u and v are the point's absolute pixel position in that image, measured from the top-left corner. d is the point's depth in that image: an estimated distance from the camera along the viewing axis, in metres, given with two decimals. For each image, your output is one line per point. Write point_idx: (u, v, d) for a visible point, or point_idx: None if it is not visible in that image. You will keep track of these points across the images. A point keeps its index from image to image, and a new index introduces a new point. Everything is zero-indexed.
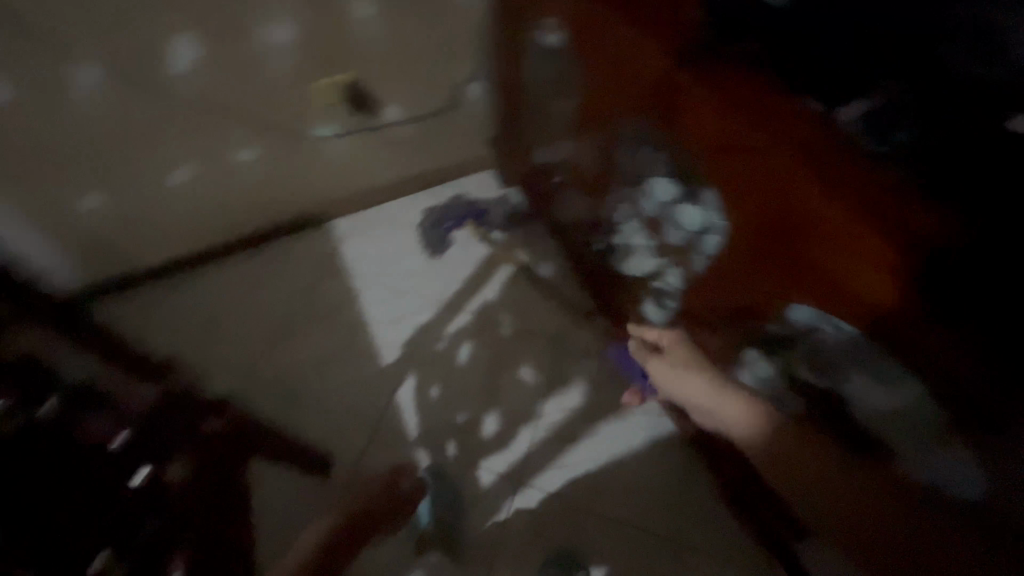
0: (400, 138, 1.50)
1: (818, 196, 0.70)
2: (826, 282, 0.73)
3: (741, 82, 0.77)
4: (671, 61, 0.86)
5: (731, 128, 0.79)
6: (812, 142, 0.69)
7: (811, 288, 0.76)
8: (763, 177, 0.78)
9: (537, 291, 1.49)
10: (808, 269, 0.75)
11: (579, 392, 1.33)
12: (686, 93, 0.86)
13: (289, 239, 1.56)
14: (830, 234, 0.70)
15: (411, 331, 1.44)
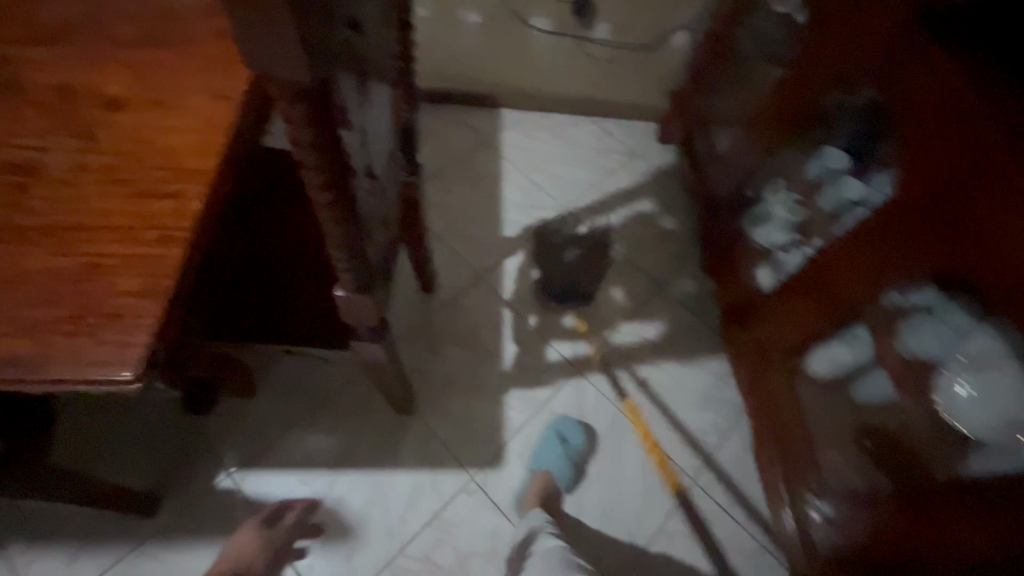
0: (606, 62, 1.64)
1: (993, 173, 0.68)
2: (979, 265, 0.70)
3: (953, 57, 0.75)
4: (884, 30, 0.85)
5: (920, 103, 0.79)
6: (1007, 124, 0.68)
7: (960, 270, 0.73)
8: (935, 154, 0.76)
9: (655, 238, 1.57)
10: (962, 250, 0.73)
11: (654, 329, 1.42)
12: (887, 64, 0.86)
13: (464, 108, 1.72)
14: (995, 216, 0.68)
15: (536, 220, 1.56)
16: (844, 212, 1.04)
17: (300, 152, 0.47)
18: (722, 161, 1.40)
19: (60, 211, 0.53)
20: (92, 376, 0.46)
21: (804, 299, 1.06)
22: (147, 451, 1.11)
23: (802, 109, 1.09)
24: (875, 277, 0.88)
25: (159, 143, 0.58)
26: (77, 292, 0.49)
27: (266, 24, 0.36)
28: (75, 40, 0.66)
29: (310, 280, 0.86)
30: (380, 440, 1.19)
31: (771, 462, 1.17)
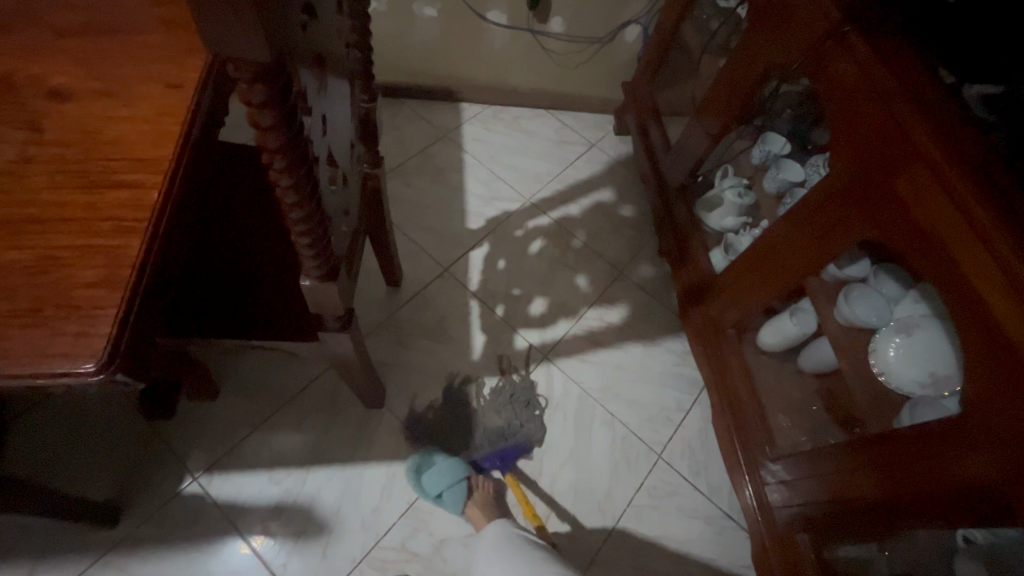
0: (562, 57, 1.68)
1: (912, 145, 0.74)
2: (904, 231, 0.77)
3: (879, 42, 0.82)
4: (817, 19, 0.91)
5: (852, 85, 0.85)
6: (926, 102, 0.74)
7: (889, 237, 0.80)
8: (864, 132, 0.82)
9: (615, 227, 1.63)
10: (888, 219, 0.79)
11: (617, 313, 1.48)
12: (820, 50, 0.92)
13: (424, 102, 1.72)
14: (914, 185, 0.74)
15: (499, 212, 1.58)
16: (787, 192, 1.13)
17: (261, 135, 0.47)
18: (674, 149, 1.46)
19: (7, 203, 0.51)
20: (52, 369, 0.45)
21: (753, 276, 1.12)
22: (105, 458, 1.07)
23: (743, 99, 1.15)
24: (816, 251, 0.94)
25: (110, 133, 0.57)
26: (30, 284, 0.48)
27: (221, 4, 0.35)
28: (15, 28, 0.64)
29: (273, 274, 0.85)
30: (352, 435, 1.19)
31: (730, 434, 1.24)
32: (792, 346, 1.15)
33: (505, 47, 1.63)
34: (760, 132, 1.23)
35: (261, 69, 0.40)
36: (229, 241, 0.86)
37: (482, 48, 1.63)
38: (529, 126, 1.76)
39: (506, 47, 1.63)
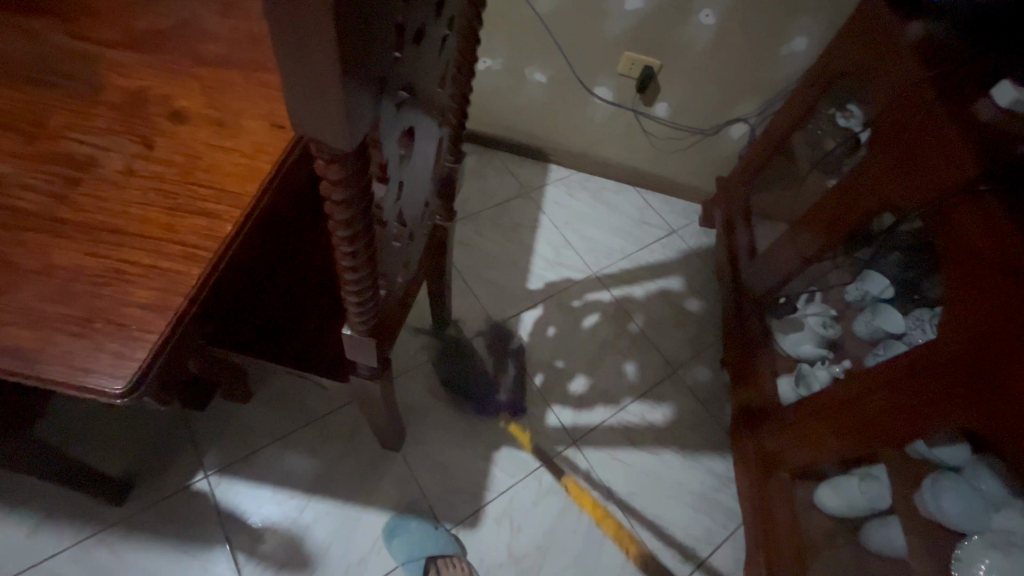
0: (661, 141, 1.66)
1: None
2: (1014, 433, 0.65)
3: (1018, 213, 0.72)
4: (950, 169, 0.83)
5: (977, 250, 0.75)
6: None
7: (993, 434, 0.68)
8: (984, 306, 0.72)
9: (679, 320, 1.54)
10: (995, 413, 0.68)
11: (661, 414, 1.37)
12: (948, 203, 0.83)
13: (514, 157, 1.76)
14: None
15: (561, 278, 1.54)
16: (881, 341, 1.02)
17: (331, 205, 0.46)
18: (760, 258, 1.37)
19: (98, 211, 0.55)
20: (83, 385, 0.47)
21: (822, 422, 0.99)
22: (134, 434, 1.11)
23: (848, 227, 1.06)
24: (906, 422, 0.81)
25: (208, 160, 0.61)
26: (93, 294, 0.50)
27: (322, 115, 0.35)
28: (159, 49, 0.70)
29: (323, 306, 0.85)
30: (361, 472, 1.16)
31: None
32: (856, 514, 0.99)
33: (605, 121, 1.64)
34: (860, 268, 1.12)
35: (350, 163, 0.41)
36: (291, 262, 0.87)
37: (582, 118, 1.65)
38: (612, 200, 1.74)
39: (606, 122, 1.64)
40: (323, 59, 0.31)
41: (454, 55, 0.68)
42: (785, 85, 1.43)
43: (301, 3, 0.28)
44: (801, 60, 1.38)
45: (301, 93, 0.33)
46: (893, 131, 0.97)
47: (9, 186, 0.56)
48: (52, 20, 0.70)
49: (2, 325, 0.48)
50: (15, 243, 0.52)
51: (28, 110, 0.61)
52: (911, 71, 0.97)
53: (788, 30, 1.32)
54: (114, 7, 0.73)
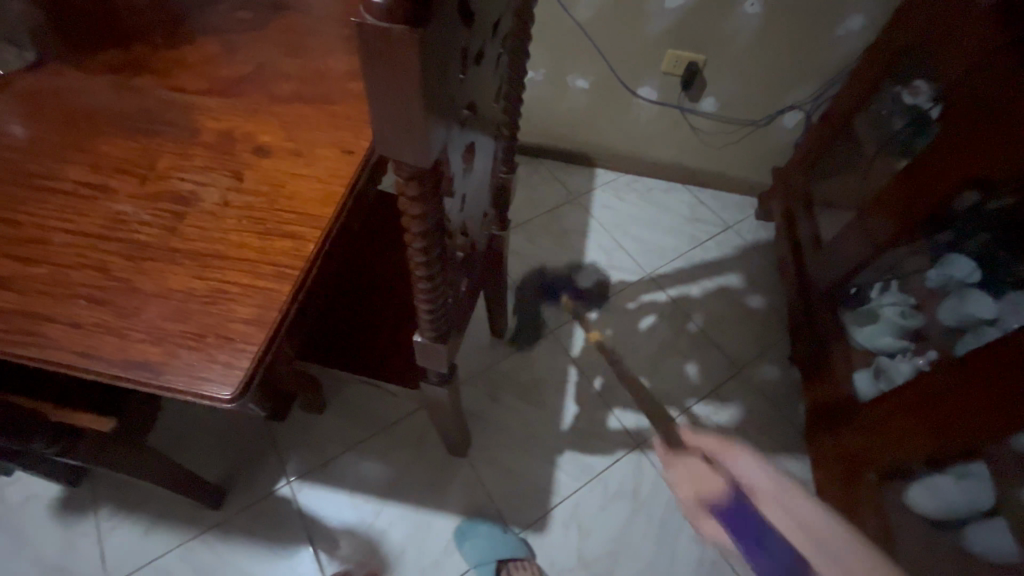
0: (710, 136, 1.63)
1: None
2: None
3: None
4: None
5: None
6: None
7: None
8: None
9: (741, 318, 1.49)
10: None
11: (728, 415, 1.33)
12: None
13: (560, 164, 1.78)
14: None
15: (615, 281, 1.54)
16: (971, 329, 0.93)
17: (407, 218, 0.50)
18: (826, 248, 1.31)
19: (202, 239, 0.62)
20: (200, 392, 0.53)
21: (910, 418, 0.93)
22: (225, 444, 1.21)
23: (925, 209, 1.00)
24: (1007, 412, 0.75)
25: (290, 187, 0.67)
26: (203, 312, 0.57)
27: (403, 137, 0.38)
28: (241, 92, 0.78)
29: (392, 317, 0.90)
30: (431, 477, 1.20)
31: None
32: (954, 517, 0.92)
33: (650, 121, 1.63)
34: (940, 253, 1.04)
35: (426, 179, 0.45)
36: (360, 277, 0.93)
37: (627, 121, 1.65)
38: (662, 199, 1.72)
39: (652, 121, 1.63)
40: (407, 88, 0.34)
41: (507, 71, 0.71)
42: (841, 67, 1.37)
43: (389, 38, 0.32)
44: (857, 40, 1.32)
45: (387, 119, 0.37)
46: (969, 104, 0.91)
47: (128, 223, 0.64)
48: (153, 75, 0.79)
49: (132, 342, 0.55)
50: (136, 271, 0.60)
51: (139, 156, 0.70)
52: (986, 38, 0.91)
53: (842, 10, 1.27)
54: (204, 59, 0.82)
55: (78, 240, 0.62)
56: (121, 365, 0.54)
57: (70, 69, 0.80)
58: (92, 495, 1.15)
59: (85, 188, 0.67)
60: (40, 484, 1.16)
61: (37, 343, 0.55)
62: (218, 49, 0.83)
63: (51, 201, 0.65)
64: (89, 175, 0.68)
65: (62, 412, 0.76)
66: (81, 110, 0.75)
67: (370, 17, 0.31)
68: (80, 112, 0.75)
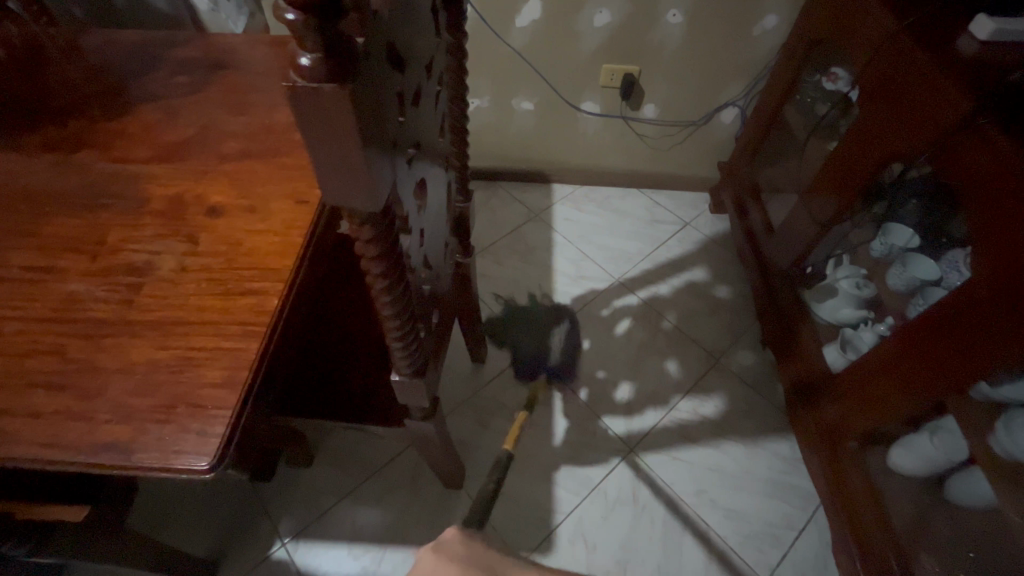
0: (655, 140, 1.69)
1: None
2: None
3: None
4: (946, 110, 0.84)
5: (994, 184, 0.75)
6: None
7: None
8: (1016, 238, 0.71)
9: (710, 310, 1.53)
10: None
11: (713, 405, 1.35)
12: (953, 144, 0.83)
13: (517, 185, 1.82)
14: None
15: (586, 290, 1.56)
16: (918, 291, 1.00)
17: (366, 262, 0.51)
18: (778, 233, 1.37)
19: (163, 308, 0.61)
20: (175, 466, 0.51)
21: (880, 383, 0.97)
22: (210, 514, 1.16)
23: (860, 184, 1.06)
24: (961, 366, 0.80)
25: (248, 244, 0.67)
26: (170, 383, 0.56)
27: (348, 185, 0.39)
28: (187, 156, 0.78)
29: (368, 358, 0.90)
30: (429, 516, 1.18)
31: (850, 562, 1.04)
32: (933, 471, 0.97)
33: (597, 133, 1.69)
34: (881, 221, 1.11)
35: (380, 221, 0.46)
36: (331, 324, 0.93)
37: (575, 135, 1.70)
38: (619, 206, 1.76)
39: (599, 133, 1.68)
40: (348, 142, 0.36)
41: (449, 106, 0.74)
42: (765, 62, 1.46)
43: (321, 97, 0.33)
44: (774, 36, 1.41)
45: (334, 171, 0.38)
46: (880, 85, 0.98)
47: (82, 301, 0.62)
48: (95, 149, 0.79)
49: (99, 424, 0.53)
50: (96, 349, 0.58)
51: (88, 233, 0.69)
52: (885, 24, 0.99)
53: (757, 10, 1.36)
54: (145, 127, 0.82)
55: (31, 326, 0.60)
56: (89, 451, 0.52)
57: (6, 153, 0.79)
58: None
59: (34, 272, 0.65)
60: None
61: None
62: (159, 116, 0.83)
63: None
64: (36, 258, 0.66)
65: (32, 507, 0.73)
66: (21, 193, 0.74)
67: (299, 79, 0.33)
68: (20, 195, 0.73)
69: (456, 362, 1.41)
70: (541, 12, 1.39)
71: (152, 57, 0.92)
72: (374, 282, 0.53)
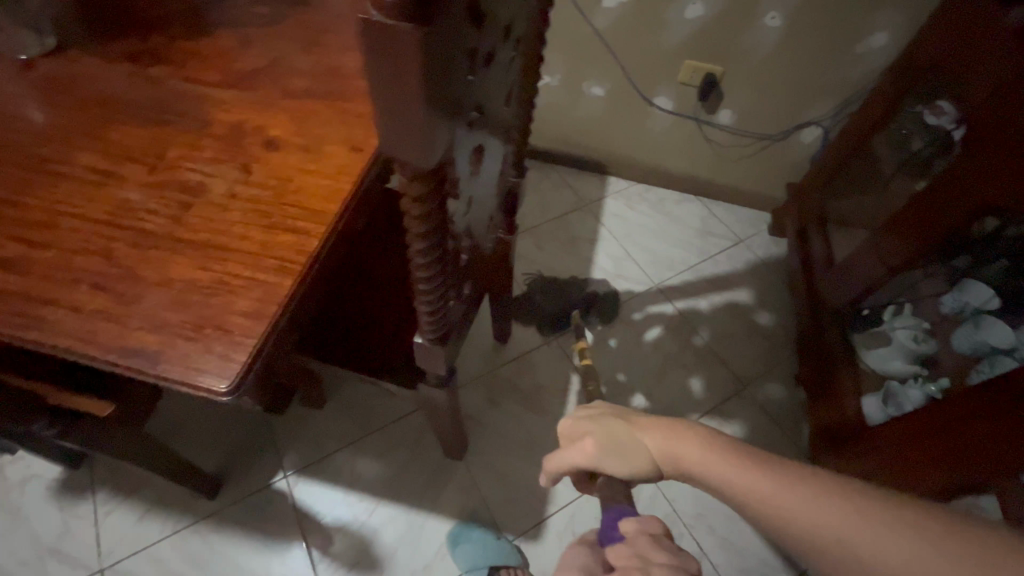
0: (725, 148, 1.60)
1: None
2: None
3: None
4: None
5: None
6: None
7: None
8: None
9: (748, 334, 1.47)
10: None
11: (731, 430, 1.31)
12: None
13: (572, 171, 1.77)
14: None
15: (622, 290, 1.52)
16: (985, 358, 0.92)
17: (410, 220, 0.49)
18: (839, 268, 1.29)
19: (209, 230, 0.62)
20: (194, 385, 0.53)
21: (919, 447, 0.91)
22: (224, 435, 1.21)
23: (944, 230, 0.97)
24: (1017, 446, 0.73)
25: (298, 182, 0.67)
26: (202, 303, 0.57)
27: (405, 133, 0.37)
28: (255, 85, 0.78)
29: (394, 316, 0.90)
30: (425, 480, 1.19)
31: None
32: None
33: (665, 131, 1.61)
34: (958, 276, 1.01)
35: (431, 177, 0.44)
36: (362, 277, 0.93)
37: (641, 129, 1.63)
38: (673, 211, 1.70)
39: (667, 131, 1.61)
40: (411, 90, 0.34)
41: (520, 76, 0.71)
42: (862, 83, 1.35)
43: (393, 37, 0.31)
44: (880, 56, 1.29)
45: (393, 117, 0.36)
46: (993, 126, 0.89)
47: (135, 210, 0.64)
48: (170, 66, 0.80)
49: (132, 329, 0.55)
50: (141, 259, 0.60)
51: (151, 145, 0.71)
52: (1012, 61, 0.89)
53: (866, 25, 1.25)
54: (221, 51, 0.82)
55: (86, 225, 0.62)
56: (118, 352, 0.54)
57: (90, 56, 0.81)
58: (90, 478, 1.15)
59: (95, 174, 0.67)
60: (40, 464, 1.16)
61: (37, 325, 0.55)
62: (235, 43, 0.84)
63: (62, 185, 0.66)
64: (100, 161, 0.69)
65: (62, 394, 0.75)
66: (98, 96, 0.76)
67: (379, 13, 0.31)
68: (95, 99, 0.76)
69: (478, 336, 1.41)
70: None
71: None
72: (416, 243, 0.52)
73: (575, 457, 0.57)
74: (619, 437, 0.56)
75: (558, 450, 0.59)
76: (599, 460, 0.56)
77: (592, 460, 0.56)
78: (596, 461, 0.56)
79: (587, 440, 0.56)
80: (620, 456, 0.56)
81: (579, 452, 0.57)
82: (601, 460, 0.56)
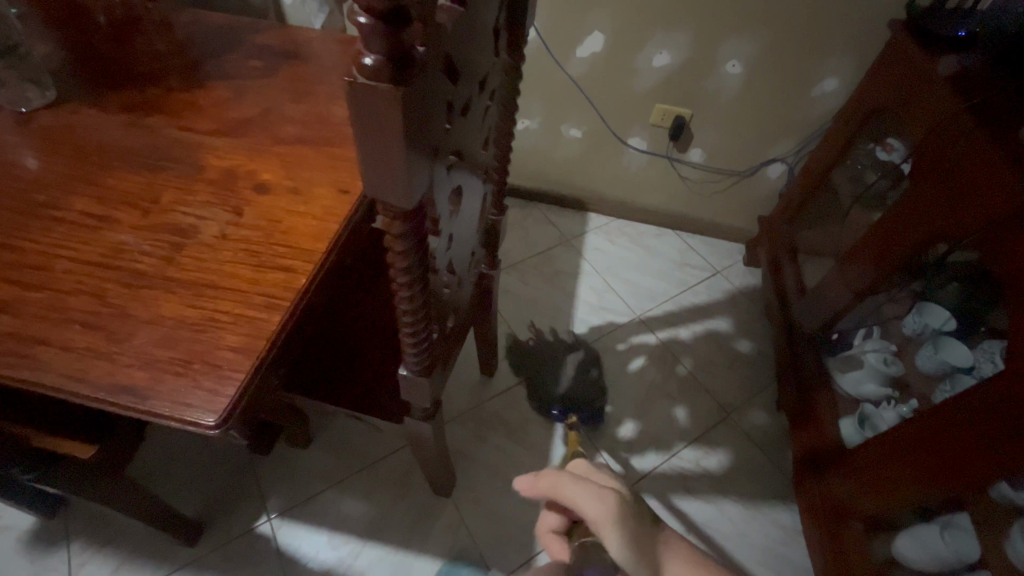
0: (697, 184, 1.69)
1: None
2: None
3: None
4: (999, 195, 0.82)
5: None
6: None
7: None
8: None
9: (728, 362, 1.50)
10: None
11: (716, 458, 1.32)
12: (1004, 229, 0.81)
13: (554, 208, 1.84)
14: None
15: (606, 322, 1.56)
16: (947, 376, 0.97)
17: (393, 256, 0.53)
18: (810, 295, 1.34)
19: (199, 270, 0.65)
20: (184, 418, 0.54)
21: (894, 467, 0.93)
22: (206, 477, 1.19)
23: (901, 257, 1.04)
24: (982, 460, 0.76)
25: (287, 224, 0.70)
26: (191, 340, 0.59)
27: (388, 176, 0.41)
28: (246, 133, 0.83)
29: (380, 350, 0.91)
30: (412, 518, 1.18)
31: None
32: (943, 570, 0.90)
33: (640, 169, 1.70)
34: (918, 301, 1.07)
35: (409, 217, 0.48)
36: (348, 313, 0.95)
37: (617, 168, 1.71)
38: (651, 244, 1.76)
39: (642, 169, 1.69)
40: (392, 140, 0.38)
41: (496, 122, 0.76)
42: (819, 124, 1.46)
43: (375, 95, 0.36)
44: (833, 100, 1.40)
45: (375, 163, 0.40)
46: (936, 162, 0.97)
47: (127, 252, 0.66)
48: (165, 116, 0.84)
49: (122, 366, 0.57)
50: (132, 298, 0.62)
51: (145, 190, 0.74)
52: (947, 102, 0.98)
53: (818, 72, 1.36)
54: (214, 102, 0.87)
55: (80, 267, 0.65)
56: (108, 389, 0.55)
57: (88, 108, 0.85)
58: (65, 528, 1.12)
59: (90, 218, 0.70)
60: (13, 515, 1.13)
61: (28, 365, 0.56)
62: (228, 94, 0.89)
63: (55, 230, 0.68)
64: (95, 206, 0.71)
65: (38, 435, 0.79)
66: (94, 146, 0.80)
67: (360, 75, 0.36)
68: (92, 148, 0.79)
69: (464, 371, 1.42)
70: (602, 44, 1.42)
71: (232, 41, 0.99)
72: (400, 279, 0.56)
73: (592, 504, 0.53)
74: (636, 519, 0.54)
75: (574, 485, 0.55)
76: (609, 524, 0.52)
77: (601, 515, 0.52)
78: (606, 524, 0.52)
79: (615, 499, 0.53)
80: (629, 537, 0.52)
81: (597, 502, 0.53)
82: (610, 524, 0.52)
